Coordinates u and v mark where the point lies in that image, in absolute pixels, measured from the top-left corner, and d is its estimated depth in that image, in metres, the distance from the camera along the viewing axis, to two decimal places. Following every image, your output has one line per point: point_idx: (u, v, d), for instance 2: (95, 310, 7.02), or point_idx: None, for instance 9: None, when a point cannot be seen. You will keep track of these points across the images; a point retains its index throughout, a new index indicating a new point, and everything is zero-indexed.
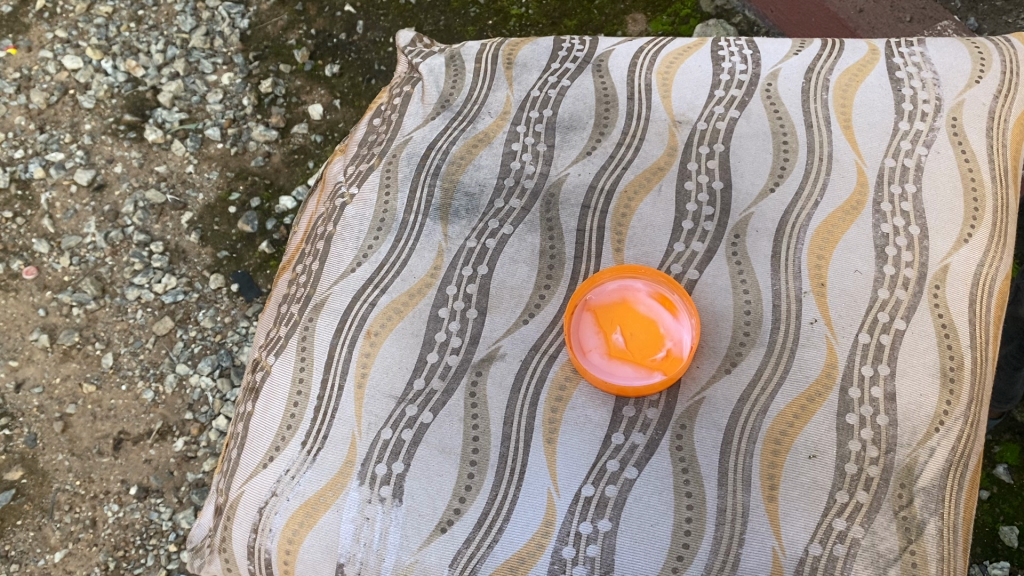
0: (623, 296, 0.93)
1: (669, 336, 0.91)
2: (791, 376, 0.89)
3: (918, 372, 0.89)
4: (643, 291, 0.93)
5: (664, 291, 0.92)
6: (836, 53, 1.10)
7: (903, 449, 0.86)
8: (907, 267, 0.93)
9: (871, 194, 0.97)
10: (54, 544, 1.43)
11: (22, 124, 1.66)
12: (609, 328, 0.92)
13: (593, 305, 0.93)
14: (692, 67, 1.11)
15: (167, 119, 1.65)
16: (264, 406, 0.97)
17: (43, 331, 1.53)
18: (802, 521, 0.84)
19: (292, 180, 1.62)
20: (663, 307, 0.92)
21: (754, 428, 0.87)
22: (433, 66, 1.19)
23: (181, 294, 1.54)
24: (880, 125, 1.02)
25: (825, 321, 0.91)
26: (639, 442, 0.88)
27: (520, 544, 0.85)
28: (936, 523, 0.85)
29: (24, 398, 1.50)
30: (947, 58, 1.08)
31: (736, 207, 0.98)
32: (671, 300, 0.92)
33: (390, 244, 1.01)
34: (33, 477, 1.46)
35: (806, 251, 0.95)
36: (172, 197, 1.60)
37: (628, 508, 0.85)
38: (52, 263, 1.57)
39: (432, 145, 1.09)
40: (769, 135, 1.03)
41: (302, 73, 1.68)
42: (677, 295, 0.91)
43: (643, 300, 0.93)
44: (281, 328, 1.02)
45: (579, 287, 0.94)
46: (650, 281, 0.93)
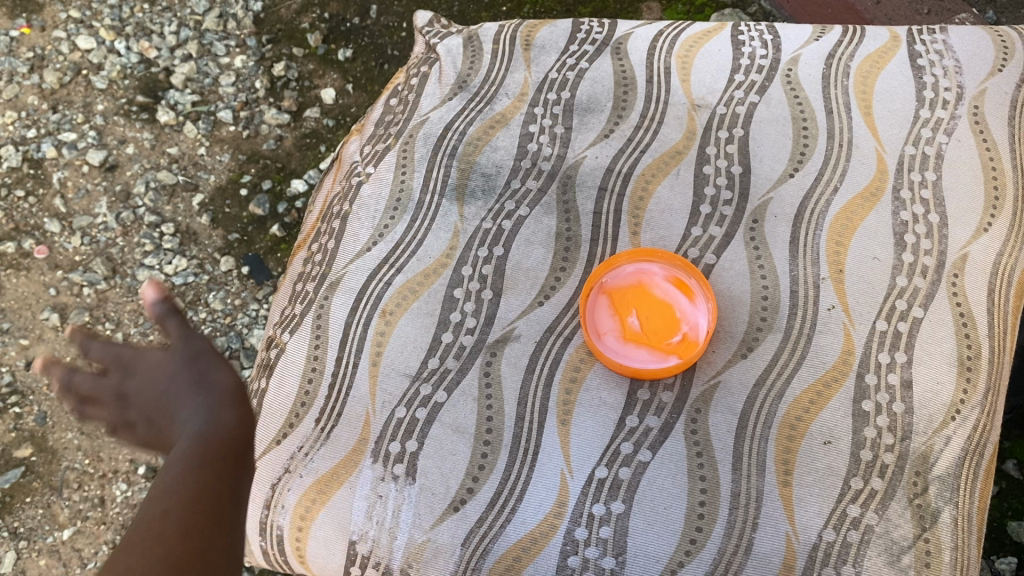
0: (640, 279, 0.93)
1: (685, 319, 0.91)
2: (808, 363, 0.88)
3: (934, 359, 0.88)
4: (661, 275, 0.93)
5: (680, 275, 0.92)
6: (857, 39, 1.09)
7: (918, 437, 0.86)
8: (926, 255, 0.92)
9: (891, 181, 0.97)
10: (62, 521, 1.44)
11: (34, 104, 1.65)
12: (626, 310, 0.92)
13: (610, 288, 0.93)
14: (712, 51, 1.10)
15: (180, 100, 1.64)
16: (278, 384, 0.97)
17: (54, 310, 1.53)
18: (816, 507, 0.84)
19: (304, 163, 1.61)
20: (680, 290, 0.92)
21: (770, 413, 0.87)
22: (451, 47, 1.17)
23: (192, 276, 1.54)
24: (900, 112, 1.02)
25: (843, 307, 0.91)
26: (654, 425, 0.87)
27: (532, 524, 0.85)
28: (950, 511, 0.84)
29: (34, 376, 1.51)
30: (969, 45, 1.06)
31: (755, 192, 0.98)
32: (688, 284, 0.92)
33: (405, 224, 1.01)
34: (42, 454, 1.47)
35: (825, 238, 0.94)
36: (184, 178, 1.60)
37: (642, 491, 0.85)
38: (64, 243, 1.57)
39: (449, 126, 1.08)
40: (788, 121, 1.02)
41: (315, 57, 1.67)
42: (694, 279, 0.91)
43: (659, 283, 0.93)
44: (296, 307, 1.02)
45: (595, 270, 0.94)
46: (666, 265, 0.93)
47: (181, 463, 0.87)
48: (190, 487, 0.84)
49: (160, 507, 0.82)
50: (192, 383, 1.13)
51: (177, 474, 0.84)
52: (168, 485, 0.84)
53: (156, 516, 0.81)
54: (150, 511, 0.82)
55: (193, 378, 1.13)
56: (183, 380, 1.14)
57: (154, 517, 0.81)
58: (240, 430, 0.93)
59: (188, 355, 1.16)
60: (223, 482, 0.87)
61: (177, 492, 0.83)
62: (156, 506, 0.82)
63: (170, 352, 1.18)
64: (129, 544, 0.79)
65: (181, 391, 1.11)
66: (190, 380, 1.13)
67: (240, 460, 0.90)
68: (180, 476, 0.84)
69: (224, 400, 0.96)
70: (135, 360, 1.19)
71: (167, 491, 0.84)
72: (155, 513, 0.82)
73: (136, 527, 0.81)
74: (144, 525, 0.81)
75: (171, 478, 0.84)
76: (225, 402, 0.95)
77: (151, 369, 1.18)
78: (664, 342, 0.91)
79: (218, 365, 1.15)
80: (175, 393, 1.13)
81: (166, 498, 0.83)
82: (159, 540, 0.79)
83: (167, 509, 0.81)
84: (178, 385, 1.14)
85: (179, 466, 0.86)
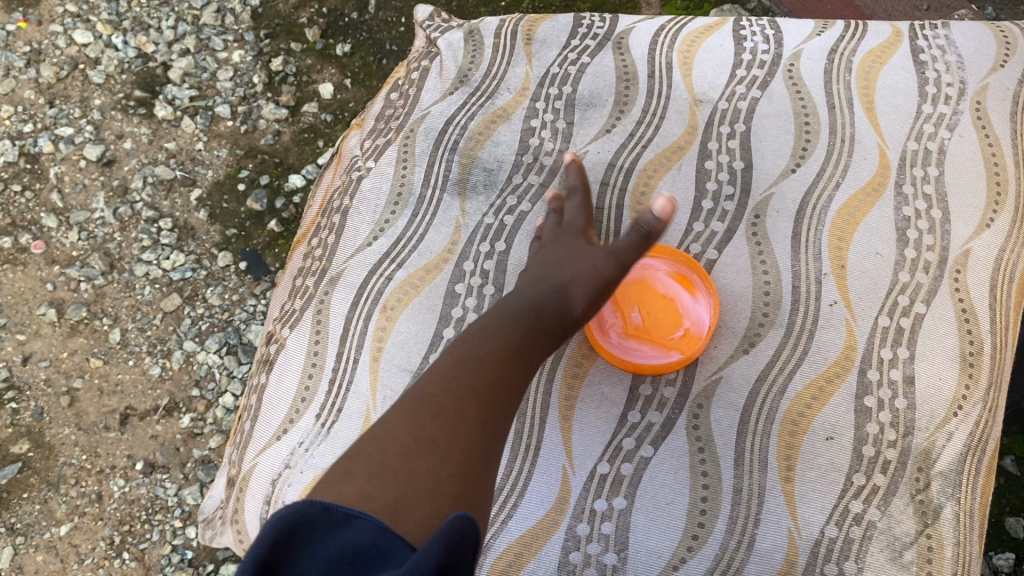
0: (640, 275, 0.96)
1: (687, 315, 0.93)
2: (810, 358, 0.88)
3: (937, 355, 0.88)
4: (662, 270, 0.95)
5: (682, 270, 0.94)
6: (860, 34, 1.08)
7: (921, 433, 0.86)
8: (928, 251, 0.92)
9: (893, 176, 0.97)
10: (59, 517, 1.44)
11: (31, 99, 1.64)
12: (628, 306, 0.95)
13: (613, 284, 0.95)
14: (714, 46, 1.10)
15: (177, 95, 1.63)
16: (277, 379, 0.97)
17: (51, 305, 1.53)
18: (818, 503, 0.83)
19: (302, 158, 1.61)
20: (680, 285, 0.94)
21: (772, 409, 0.87)
22: (451, 41, 1.16)
23: (190, 271, 1.54)
24: (903, 108, 1.01)
25: (845, 303, 0.91)
26: (656, 421, 0.88)
27: (534, 520, 0.85)
28: (952, 507, 0.84)
29: (31, 372, 1.50)
30: (971, 40, 1.06)
31: (757, 187, 0.98)
32: (689, 279, 0.94)
33: (406, 219, 1.01)
34: (39, 450, 1.47)
35: (827, 234, 0.94)
36: (182, 173, 1.59)
37: (643, 486, 0.85)
38: (61, 238, 1.56)
39: (450, 120, 1.08)
40: (790, 116, 1.02)
41: (313, 52, 1.66)
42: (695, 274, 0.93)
43: (660, 279, 0.96)
44: (296, 302, 1.02)
45: None
46: (669, 260, 0.95)
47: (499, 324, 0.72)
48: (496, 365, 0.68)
49: (437, 384, 0.66)
50: (544, 261, 0.83)
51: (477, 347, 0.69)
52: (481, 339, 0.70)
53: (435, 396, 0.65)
54: (424, 384, 0.67)
55: (586, 255, 0.81)
56: (557, 262, 0.82)
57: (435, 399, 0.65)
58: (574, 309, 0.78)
59: (552, 258, 0.83)
60: (525, 349, 0.71)
61: (482, 361, 0.68)
62: (439, 369, 0.68)
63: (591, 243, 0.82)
64: (366, 460, 0.61)
65: (563, 265, 0.81)
66: (557, 255, 0.82)
67: (549, 343, 0.74)
68: (484, 343, 0.69)
69: (543, 299, 0.76)
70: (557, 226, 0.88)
71: (462, 354, 0.69)
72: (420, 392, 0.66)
73: (415, 391, 0.66)
74: (404, 405, 0.66)
75: (465, 346, 0.69)
76: (541, 305, 0.75)
77: (554, 236, 0.87)
78: (665, 336, 0.94)
79: (607, 259, 0.81)
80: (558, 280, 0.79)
81: (478, 349, 0.69)
82: (392, 449, 0.62)
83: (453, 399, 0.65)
84: (539, 272, 0.81)
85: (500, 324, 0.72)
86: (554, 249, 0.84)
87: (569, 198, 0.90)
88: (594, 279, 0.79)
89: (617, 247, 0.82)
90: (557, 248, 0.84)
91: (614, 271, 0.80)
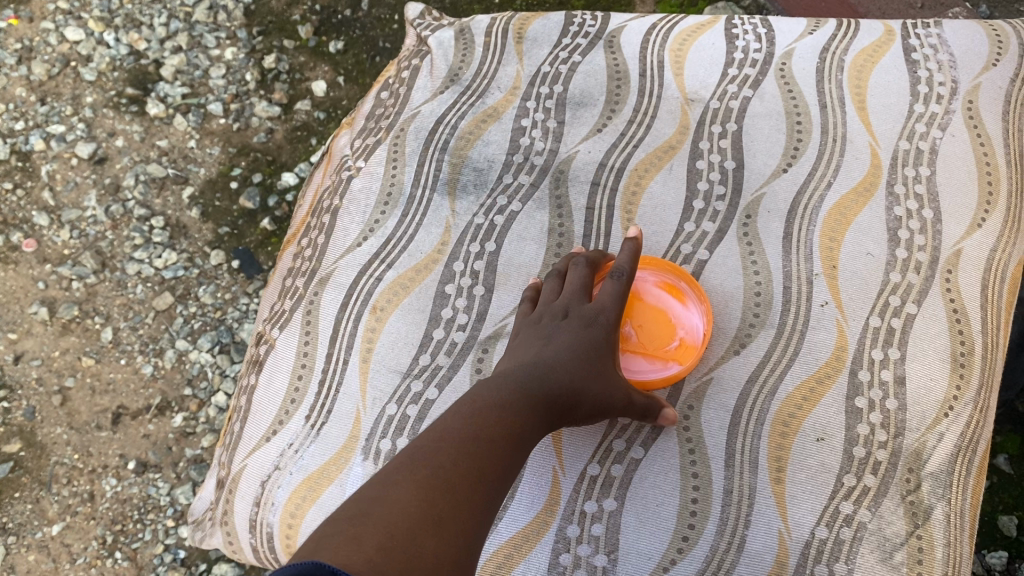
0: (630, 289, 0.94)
1: (680, 325, 0.91)
2: (801, 359, 0.88)
3: (928, 355, 0.88)
4: (651, 282, 0.94)
5: (670, 279, 0.93)
6: (851, 33, 1.08)
7: (911, 433, 0.85)
8: (919, 251, 0.92)
9: (884, 176, 0.96)
10: (51, 517, 1.43)
11: (23, 97, 1.63)
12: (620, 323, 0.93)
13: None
14: (706, 45, 1.09)
15: (169, 93, 1.62)
16: (267, 380, 0.96)
17: (42, 304, 1.52)
18: (809, 504, 0.83)
19: (294, 157, 1.60)
20: (669, 294, 0.92)
21: (763, 410, 0.87)
22: (442, 40, 1.16)
23: (182, 270, 1.53)
24: (894, 107, 1.01)
25: (836, 303, 0.90)
26: (646, 423, 0.87)
27: (524, 522, 0.85)
28: (943, 508, 0.84)
29: (23, 370, 1.50)
30: (964, 40, 1.05)
31: (748, 187, 0.97)
32: (677, 287, 0.92)
33: (397, 219, 1.00)
34: (31, 449, 1.46)
35: (818, 234, 0.94)
36: (173, 172, 1.58)
37: (633, 488, 0.85)
38: (52, 237, 1.55)
39: (441, 119, 1.07)
40: (782, 115, 1.02)
41: (306, 49, 1.66)
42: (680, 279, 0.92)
43: (650, 290, 0.93)
44: (286, 302, 1.01)
45: None
46: (656, 271, 0.93)
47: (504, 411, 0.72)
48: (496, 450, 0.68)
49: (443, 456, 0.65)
50: (567, 351, 0.80)
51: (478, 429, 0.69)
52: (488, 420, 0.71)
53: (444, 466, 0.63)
54: (426, 453, 0.65)
55: (608, 376, 0.80)
56: (581, 367, 0.79)
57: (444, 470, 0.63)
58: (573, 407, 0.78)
59: (580, 355, 0.80)
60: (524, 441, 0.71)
61: (487, 444, 0.68)
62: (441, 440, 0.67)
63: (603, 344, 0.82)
64: (378, 523, 0.57)
65: (583, 375, 0.79)
66: (583, 359, 0.80)
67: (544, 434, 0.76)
68: (484, 428, 0.69)
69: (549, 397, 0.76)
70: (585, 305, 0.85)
71: (459, 433, 0.69)
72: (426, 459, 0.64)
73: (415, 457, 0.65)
74: (404, 469, 0.63)
75: (467, 425, 0.69)
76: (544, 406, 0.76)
77: (584, 321, 0.83)
78: (661, 348, 0.91)
79: (622, 394, 0.80)
80: (573, 392, 0.78)
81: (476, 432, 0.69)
82: (403, 516, 0.58)
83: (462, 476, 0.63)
84: (558, 364, 0.79)
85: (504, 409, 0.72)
86: (582, 343, 0.81)
87: (614, 279, 0.85)
88: (602, 404, 0.79)
89: (633, 397, 0.81)
90: (585, 349, 0.81)
91: (621, 407, 0.80)
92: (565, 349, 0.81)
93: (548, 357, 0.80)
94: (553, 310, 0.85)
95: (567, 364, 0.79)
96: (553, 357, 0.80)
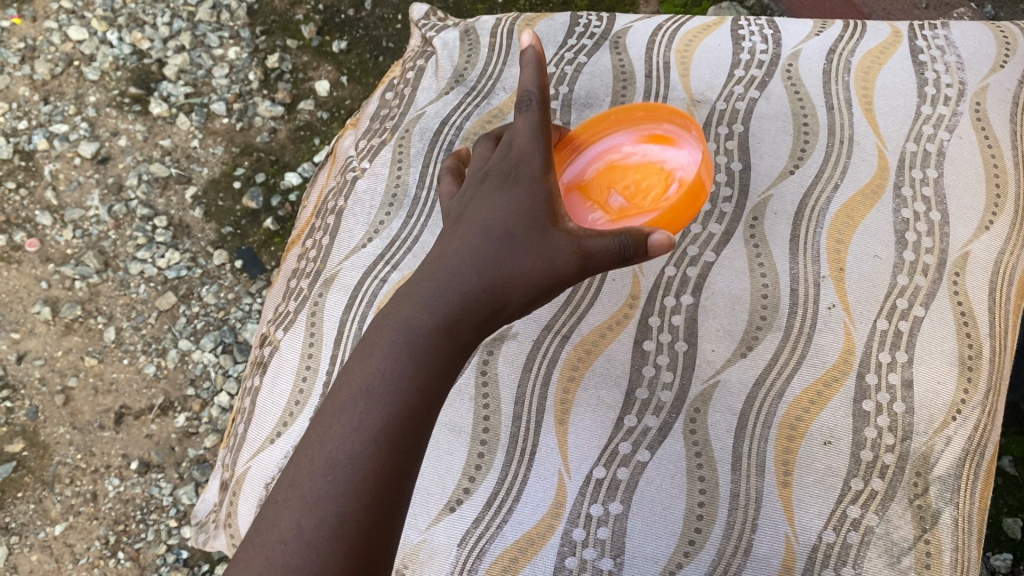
0: (603, 159, 0.80)
1: (675, 168, 0.78)
2: (808, 361, 0.88)
3: (936, 358, 0.87)
4: (628, 144, 0.81)
5: (647, 134, 0.81)
6: (858, 34, 1.08)
7: (919, 437, 0.85)
8: (927, 253, 0.91)
9: (892, 178, 0.96)
10: (54, 517, 1.43)
11: (26, 95, 1.62)
12: (599, 196, 0.78)
13: (571, 181, 0.79)
14: (712, 46, 1.09)
15: (172, 92, 1.62)
16: (271, 382, 0.96)
17: (45, 304, 1.52)
18: (816, 508, 0.83)
19: (298, 156, 1.60)
20: (655, 146, 0.80)
21: (770, 413, 0.86)
22: (447, 40, 1.15)
23: (185, 270, 1.53)
24: (902, 109, 1.01)
25: (843, 306, 0.90)
26: (652, 425, 0.87)
27: (529, 525, 0.84)
28: (951, 512, 0.84)
29: (26, 370, 1.49)
30: (971, 41, 1.05)
31: (755, 189, 0.97)
32: (658, 135, 0.80)
33: (401, 220, 1.00)
34: (34, 449, 1.46)
35: (826, 236, 0.93)
36: (177, 171, 1.58)
37: (640, 491, 0.84)
38: (55, 236, 1.55)
39: (446, 121, 1.07)
40: (789, 116, 1.01)
41: (309, 49, 1.65)
42: (669, 113, 0.79)
43: (631, 152, 0.80)
44: (290, 304, 1.01)
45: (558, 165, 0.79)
46: (628, 130, 0.81)
47: (397, 353, 0.63)
48: (379, 432, 0.61)
49: (315, 472, 0.61)
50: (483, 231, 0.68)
51: (363, 406, 0.62)
52: (375, 378, 0.63)
53: (312, 510, 0.59)
54: (300, 474, 0.62)
55: (546, 239, 0.66)
56: (500, 248, 0.67)
57: (308, 518, 0.59)
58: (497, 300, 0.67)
59: (495, 234, 0.67)
60: (439, 376, 0.64)
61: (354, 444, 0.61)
62: (321, 440, 0.62)
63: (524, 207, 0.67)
64: None
65: (498, 262, 0.67)
66: (499, 238, 0.67)
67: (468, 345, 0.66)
68: (364, 410, 0.62)
69: (467, 301, 0.66)
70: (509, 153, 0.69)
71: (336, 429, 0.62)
72: (293, 493, 0.61)
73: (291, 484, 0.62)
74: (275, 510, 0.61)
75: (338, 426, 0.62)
76: (461, 311, 0.65)
77: (505, 179, 0.69)
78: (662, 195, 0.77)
79: (569, 253, 0.65)
80: (493, 291, 0.66)
81: (357, 416, 0.62)
82: None
83: (332, 514, 0.59)
84: (469, 257, 0.67)
85: (396, 352, 0.63)
86: (499, 217, 0.68)
87: (524, 111, 0.66)
88: (544, 271, 0.66)
89: (587, 247, 0.64)
90: (502, 222, 0.68)
91: (569, 269, 0.66)
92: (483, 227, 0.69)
93: (463, 248, 0.68)
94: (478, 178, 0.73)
95: (475, 255, 0.67)
96: (464, 249, 0.68)
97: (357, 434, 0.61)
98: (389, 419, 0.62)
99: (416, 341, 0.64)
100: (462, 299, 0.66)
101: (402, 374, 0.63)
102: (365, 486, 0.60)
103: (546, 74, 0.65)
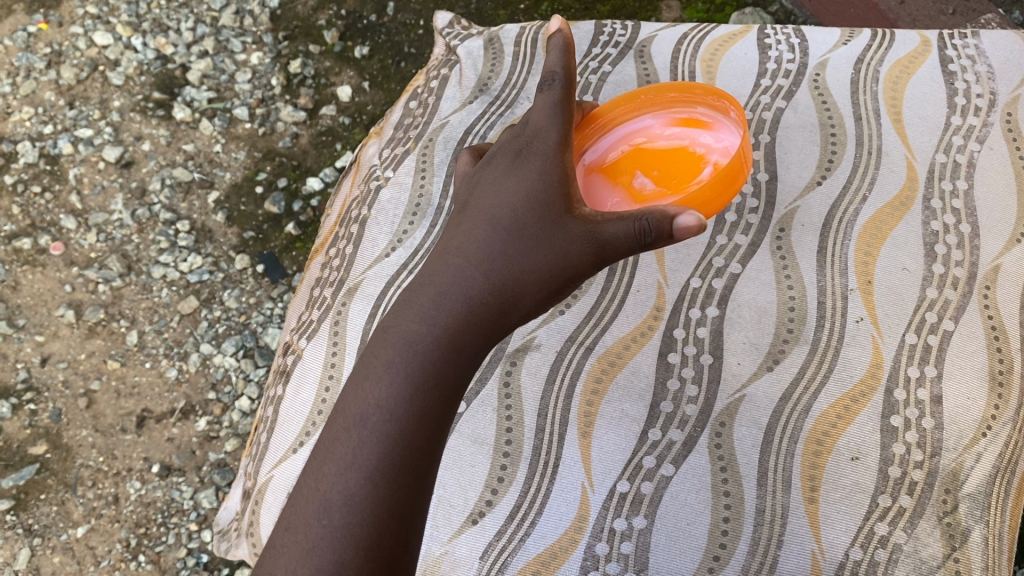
0: (629, 141, 0.82)
1: (708, 153, 0.81)
2: (835, 376, 0.87)
3: (966, 373, 0.86)
4: (658, 126, 0.83)
5: (676, 119, 0.83)
6: (887, 44, 1.06)
7: (948, 453, 0.84)
8: (956, 267, 0.90)
9: (921, 190, 0.95)
10: (77, 519, 1.44)
11: (51, 100, 1.64)
12: (625, 175, 0.80)
13: (597, 161, 0.82)
14: (738, 55, 1.08)
15: (196, 97, 1.63)
16: (295, 390, 0.96)
17: (69, 306, 1.53)
18: (843, 525, 0.82)
19: (319, 161, 1.59)
20: (686, 128, 0.82)
21: (796, 428, 0.85)
22: (471, 49, 1.15)
23: (207, 274, 1.53)
24: (931, 119, 0.99)
25: (872, 320, 0.89)
26: (677, 439, 0.86)
27: (552, 539, 0.84)
28: (981, 531, 0.82)
29: (49, 373, 1.51)
30: (1002, 51, 1.04)
31: (781, 200, 0.96)
32: (690, 119, 0.83)
33: (424, 230, 1.00)
34: (57, 452, 1.47)
35: (853, 248, 0.92)
36: (200, 176, 1.58)
37: (664, 506, 0.84)
38: (79, 240, 1.56)
39: (470, 130, 1.07)
40: (816, 127, 1.00)
41: (332, 54, 1.63)
42: (704, 93, 0.81)
43: (660, 133, 0.83)
44: (313, 312, 1.01)
45: (583, 144, 0.82)
46: (658, 114, 0.83)
47: (391, 382, 0.67)
48: (374, 464, 0.65)
49: (315, 512, 0.65)
50: (494, 226, 0.72)
51: (358, 442, 0.66)
52: (369, 412, 0.67)
53: (309, 559, 0.63)
54: (302, 513, 0.66)
55: (561, 227, 0.70)
56: (510, 246, 0.71)
57: (306, 562, 0.63)
58: (504, 301, 0.70)
59: (508, 229, 0.71)
60: (434, 399, 0.67)
61: (352, 479, 0.65)
62: (322, 477, 0.67)
63: (536, 198, 0.71)
64: None
65: (512, 253, 0.71)
66: (509, 234, 0.71)
67: (477, 346, 0.70)
68: (361, 444, 0.66)
69: (469, 309, 0.69)
70: (527, 141, 0.74)
71: (336, 464, 0.66)
72: (293, 537, 0.65)
73: (293, 524, 0.66)
74: (280, 551, 0.66)
75: (337, 461, 0.66)
76: (463, 323, 0.69)
77: (521, 165, 0.73)
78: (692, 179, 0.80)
79: (585, 242, 0.68)
80: (505, 284, 0.70)
81: (355, 450, 0.66)
82: None
83: (328, 562, 0.63)
84: (478, 259, 0.71)
85: (390, 381, 0.67)
86: (510, 210, 0.72)
87: (547, 90, 0.73)
88: (561, 262, 0.70)
89: (600, 232, 0.67)
90: (513, 217, 0.71)
91: (582, 258, 0.69)
92: (493, 222, 0.73)
93: (473, 245, 0.72)
94: (491, 165, 0.78)
95: (481, 257, 0.71)
96: (469, 254, 0.71)
97: (351, 474, 0.65)
98: (383, 453, 0.65)
99: (412, 364, 0.67)
100: (466, 307, 0.69)
101: (396, 404, 0.67)
102: (360, 528, 0.63)
103: (571, 58, 0.74)
